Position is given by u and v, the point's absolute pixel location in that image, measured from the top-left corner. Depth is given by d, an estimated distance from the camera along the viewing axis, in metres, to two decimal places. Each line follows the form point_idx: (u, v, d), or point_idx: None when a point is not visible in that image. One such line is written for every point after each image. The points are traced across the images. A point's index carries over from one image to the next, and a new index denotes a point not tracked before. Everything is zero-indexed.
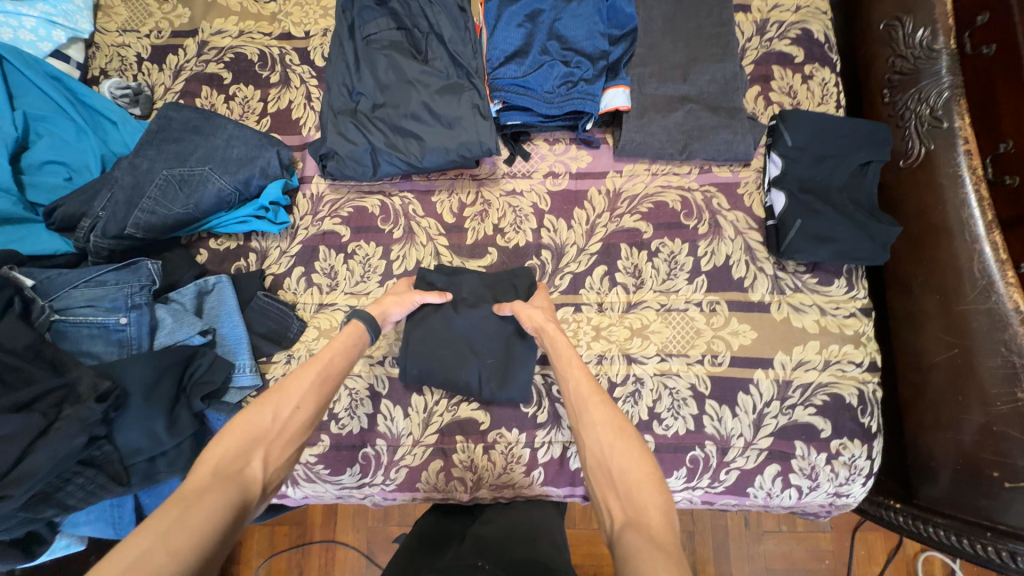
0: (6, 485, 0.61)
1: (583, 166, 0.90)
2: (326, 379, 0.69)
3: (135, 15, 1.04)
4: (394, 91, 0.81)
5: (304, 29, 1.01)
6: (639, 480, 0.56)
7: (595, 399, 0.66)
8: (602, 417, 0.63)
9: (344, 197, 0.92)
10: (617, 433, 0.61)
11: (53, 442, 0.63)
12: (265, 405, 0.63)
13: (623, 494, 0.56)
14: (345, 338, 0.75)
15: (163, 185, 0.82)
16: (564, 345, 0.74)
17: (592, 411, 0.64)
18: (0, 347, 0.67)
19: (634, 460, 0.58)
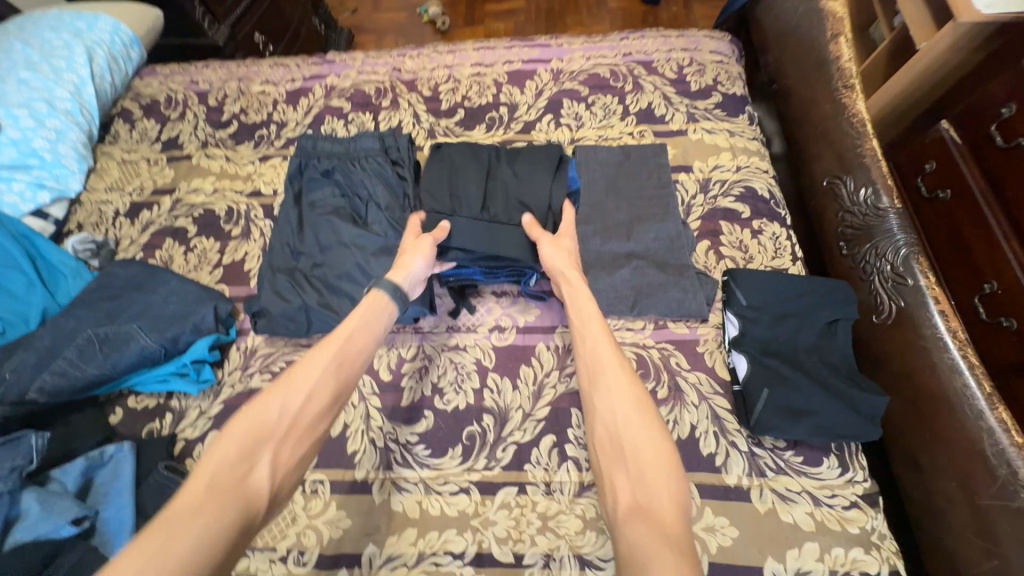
0: None
1: (530, 320, 0.87)
2: (345, 357, 0.66)
3: (125, 176, 1.13)
4: (331, 252, 0.81)
5: (273, 187, 1.08)
6: (652, 461, 0.56)
7: (617, 366, 0.65)
8: (625, 393, 0.62)
9: (278, 350, 0.87)
10: (641, 417, 0.60)
11: None
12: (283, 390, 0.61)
13: (635, 475, 0.56)
14: (370, 310, 0.71)
15: (83, 345, 0.79)
16: (587, 307, 0.72)
17: (628, 410, 0.61)
18: None
19: (653, 450, 0.57)
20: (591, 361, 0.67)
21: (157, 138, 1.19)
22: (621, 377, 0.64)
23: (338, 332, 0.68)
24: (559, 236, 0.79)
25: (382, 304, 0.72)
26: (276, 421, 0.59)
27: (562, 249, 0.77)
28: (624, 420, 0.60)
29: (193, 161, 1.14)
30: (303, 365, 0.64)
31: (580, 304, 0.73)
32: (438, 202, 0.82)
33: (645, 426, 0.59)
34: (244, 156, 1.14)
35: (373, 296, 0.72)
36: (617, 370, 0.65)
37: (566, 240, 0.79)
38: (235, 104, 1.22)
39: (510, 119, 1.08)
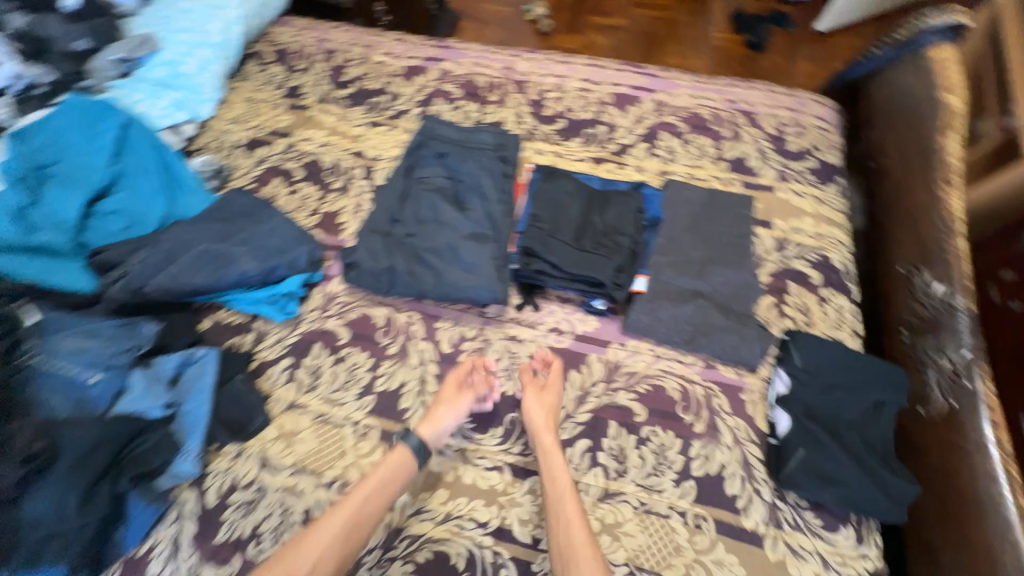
0: None
1: (588, 330, 0.91)
2: (357, 520, 0.71)
3: (248, 113, 1.25)
4: (428, 227, 0.88)
5: (376, 153, 1.16)
6: None
7: (586, 550, 0.67)
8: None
9: (356, 302, 0.96)
10: None
11: None
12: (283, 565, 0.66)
13: None
14: (391, 468, 0.75)
15: (195, 256, 0.88)
16: (559, 471, 0.75)
17: None
18: None
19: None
20: (560, 522, 0.70)
21: (283, 84, 1.30)
22: (589, 558, 0.67)
23: (360, 488, 0.73)
24: (543, 390, 0.82)
25: (406, 469, 0.76)
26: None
27: (542, 400, 0.81)
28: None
29: (310, 112, 1.24)
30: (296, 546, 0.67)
31: (552, 461, 0.76)
32: (542, 210, 0.89)
33: None
34: (356, 118, 1.23)
35: (396, 453, 0.77)
36: (577, 524, 0.69)
37: (549, 393, 0.82)
38: (356, 69, 1.32)
39: (607, 138, 1.13)
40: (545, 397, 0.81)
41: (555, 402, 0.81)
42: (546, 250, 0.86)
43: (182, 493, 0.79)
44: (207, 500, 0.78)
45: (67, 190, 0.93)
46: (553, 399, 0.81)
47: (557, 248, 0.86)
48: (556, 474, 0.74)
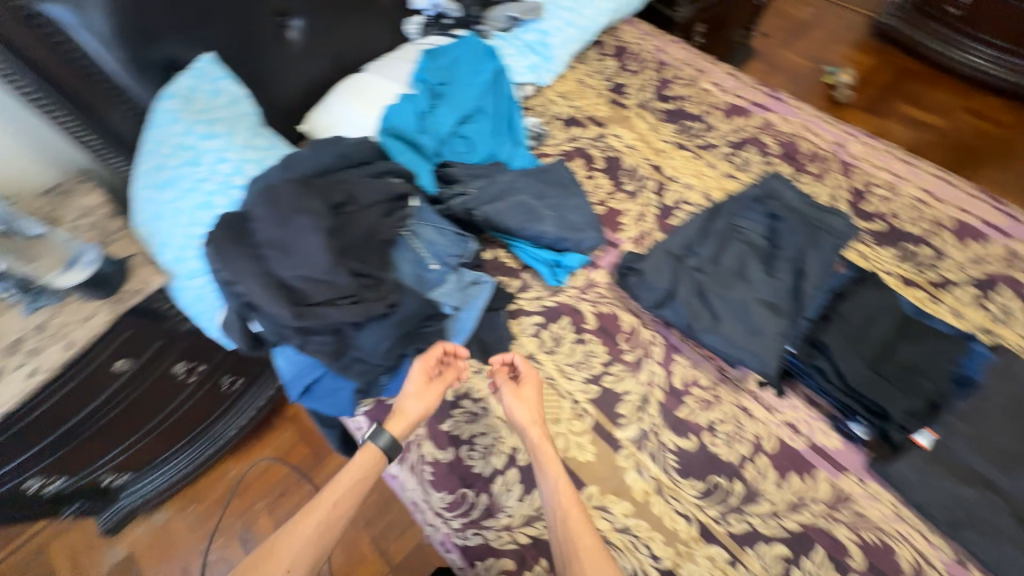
0: (303, 313, 0.76)
1: (828, 445, 0.85)
2: (331, 520, 0.73)
3: (576, 93, 1.38)
4: (726, 273, 0.91)
5: (673, 173, 1.21)
6: None
7: (575, 512, 0.73)
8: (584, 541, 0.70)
9: (611, 298, 1.02)
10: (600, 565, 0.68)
11: (348, 310, 0.79)
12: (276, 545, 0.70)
13: None
14: (360, 466, 0.79)
15: (515, 203, 1.03)
16: (551, 457, 0.78)
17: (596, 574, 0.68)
18: (377, 231, 0.88)
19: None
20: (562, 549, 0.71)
21: (611, 79, 1.41)
22: (580, 525, 0.72)
23: (327, 492, 0.76)
24: (519, 386, 0.85)
25: (375, 459, 0.79)
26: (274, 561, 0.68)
27: (518, 394, 0.84)
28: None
29: (627, 112, 1.33)
30: (292, 530, 0.71)
31: (544, 478, 0.76)
32: (854, 316, 0.85)
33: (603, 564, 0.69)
34: (665, 134, 1.29)
35: (365, 453, 0.80)
36: (574, 540, 0.70)
37: (528, 388, 0.85)
38: (683, 89, 1.37)
39: (930, 264, 1.01)
40: (527, 390, 0.84)
41: (535, 394, 0.84)
42: (841, 353, 0.82)
43: None
44: (445, 393, 0.93)
45: (447, 109, 1.16)
46: (532, 394, 0.84)
47: (853, 360, 0.82)
48: (551, 494, 0.75)
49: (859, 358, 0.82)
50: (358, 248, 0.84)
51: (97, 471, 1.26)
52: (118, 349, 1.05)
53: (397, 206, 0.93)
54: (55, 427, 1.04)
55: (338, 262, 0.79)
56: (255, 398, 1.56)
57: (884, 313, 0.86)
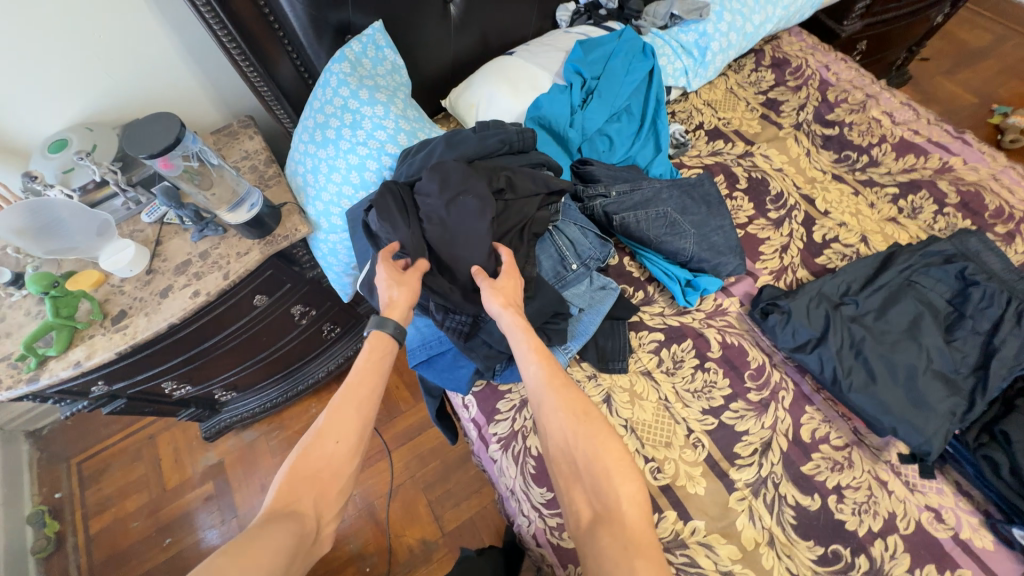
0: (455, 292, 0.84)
1: (976, 544, 0.76)
2: (363, 400, 0.69)
3: (724, 103, 1.30)
4: (891, 332, 0.83)
5: (826, 206, 1.10)
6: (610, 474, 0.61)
7: (563, 395, 0.67)
8: (569, 421, 0.65)
9: (740, 331, 0.97)
10: (586, 440, 0.64)
11: None
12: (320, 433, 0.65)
13: (592, 497, 0.61)
14: (381, 348, 0.74)
15: (659, 214, 0.99)
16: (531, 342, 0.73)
17: (587, 449, 0.63)
18: (529, 223, 0.90)
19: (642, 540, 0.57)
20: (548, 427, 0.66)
21: (765, 93, 1.31)
22: (565, 404, 0.66)
23: (352, 378, 0.70)
24: (501, 276, 0.81)
25: (390, 341, 0.75)
26: (326, 439, 0.65)
27: (499, 280, 0.80)
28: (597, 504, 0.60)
29: (779, 132, 1.23)
30: (333, 412, 0.66)
31: (525, 358, 0.72)
32: None
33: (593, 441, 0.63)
34: (820, 162, 1.18)
35: (378, 337, 0.74)
36: (559, 414, 0.66)
37: (508, 278, 0.80)
38: (848, 114, 1.24)
39: None
40: (506, 276, 0.81)
41: (517, 276, 0.82)
42: (1022, 448, 0.76)
43: None
44: None
45: (597, 105, 1.12)
46: (506, 283, 0.80)
47: None
48: (533, 377, 0.70)
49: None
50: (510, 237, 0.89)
51: (213, 386, 1.35)
52: (258, 287, 1.15)
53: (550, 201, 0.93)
54: (196, 344, 1.14)
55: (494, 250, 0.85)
56: (346, 347, 1.61)
57: None
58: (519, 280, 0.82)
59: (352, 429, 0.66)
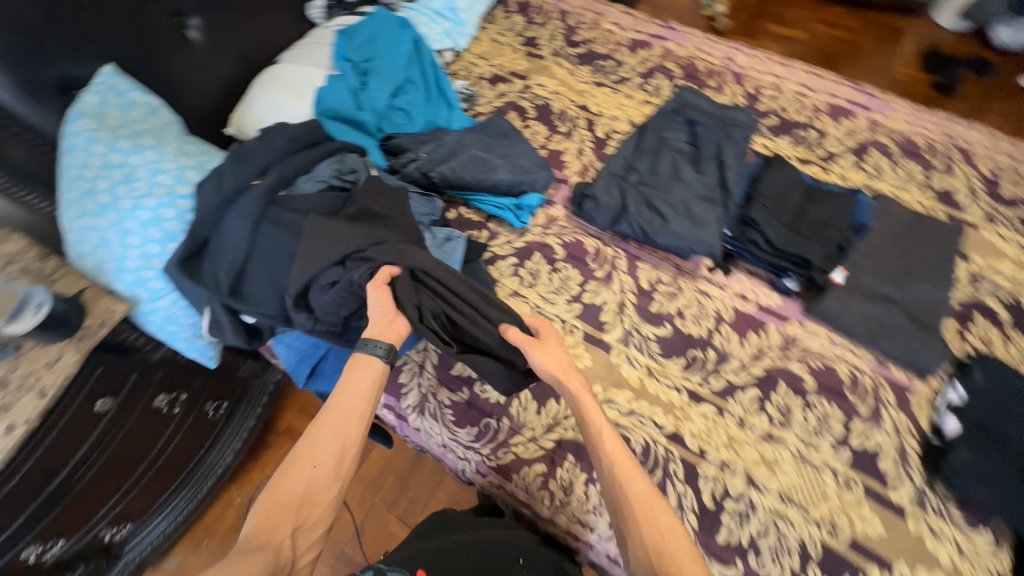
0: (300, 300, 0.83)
1: (771, 304, 1.02)
2: (340, 420, 0.73)
3: (493, 52, 1.45)
4: (662, 179, 1.04)
5: (599, 109, 1.32)
6: (649, 508, 0.70)
7: (625, 463, 0.73)
8: (622, 474, 0.72)
9: (572, 228, 1.13)
10: (633, 487, 0.71)
11: None
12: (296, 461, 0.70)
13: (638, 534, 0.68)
14: (364, 374, 0.77)
15: (469, 159, 1.11)
16: (593, 410, 0.78)
17: (632, 495, 0.71)
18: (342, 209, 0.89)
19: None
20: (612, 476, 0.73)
21: (522, 33, 1.49)
22: (626, 472, 0.72)
23: (330, 407, 0.74)
24: (542, 340, 0.83)
25: (374, 366, 0.77)
26: (302, 466, 0.69)
27: (550, 349, 0.82)
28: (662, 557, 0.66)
29: (544, 62, 1.42)
30: (312, 439, 0.71)
31: (608, 442, 0.75)
32: (769, 192, 1.02)
33: (637, 487, 0.71)
34: (583, 76, 1.39)
35: (360, 357, 0.78)
36: (607, 463, 0.73)
37: (551, 343, 0.83)
38: (588, 33, 1.47)
39: (817, 144, 1.21)
40: (550, 341, 0.83)
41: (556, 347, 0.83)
42: (765, 223, 0.99)
43: None
44: None
45: (378, 84, 1.18)
46: (554, 347, 0.82)
47: (774, 224, 0.99)
48: (601, 444, 0.75)
49: (779, 224, 0.99)
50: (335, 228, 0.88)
51: (96, 529, 1.14)
52: (96, 388, 1.00)
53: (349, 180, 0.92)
54: (42, 488, 0.95)
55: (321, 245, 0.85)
56: (244, 419, 1.48)
57: (789, 184, 1.03)
58: (556, 339, 0.85)
59: (331, 456, 0.71)
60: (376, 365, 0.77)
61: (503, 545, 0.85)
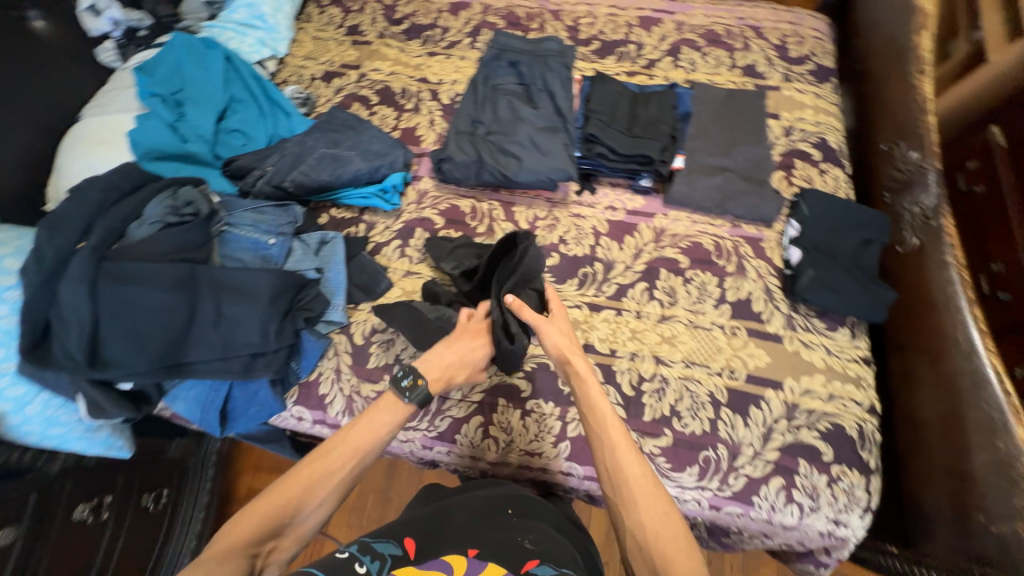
0: (179, 350, 0.82)
1: (636, 206, 1.13)
2: (357, 454, 0.72)
3: (318, 50, 1.40)
4: (505, 123, 1.10)
5: (439, 78, 1.34)
6: (648, 498, 0.69)
7: (629, 454, 0.73)
8: (627, 466, 0.71)
9: (445, 195, 1.15)
10: (642, 479, 0.70)
11: (207, 326, 0.84)
12: (299, 482, 0.69)
13: (642, 529, 0.67)
14: (391, 418, 0.76)
15: (319, 158, 1.08)
16: (596, 391, 0.79)
17: (633, 488, 0.70)
18: (190, 245, 0.87)
19: (682, 558, 0.64)
20: (607, 453, 0.73)
21: (342, 24, 1.45)
22: (630, 462, 0.72)
23: (352, 436, 0.73)
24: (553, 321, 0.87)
25: (405, 407, 0.77)
26: (298, 498, 0.68)
27: (562, 331, 0.86)
28: (651, 531, 0.67)
29: (373, 47, 1.41)
30: (327, 461, 0.70)
31: (611, 425, 0.75)
32: (600, 106, 1.11)
33: (644, 481, 0.70)
34: (414, 51, 1.39)
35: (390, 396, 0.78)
36: (615, 453, 0.73)
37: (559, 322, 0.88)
38: (407, 7, 1.46)
39: (637, 55, 1.32)
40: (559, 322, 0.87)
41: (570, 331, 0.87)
42: (602, 134, 1.08)
43: (335, 336, 1.00)
44: (356, 340, 1.00)
45: (199, 111, 1.11)
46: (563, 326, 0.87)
47: (611, 132, 1.08)
48: (606, 431, 0.75)
49: (615, 131, 1.08)
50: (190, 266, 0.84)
51: None
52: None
53: (186, 213, 0.88)
54: None
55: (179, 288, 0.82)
56: (196, 500, 1.35)
57: (614, 94, 1.13)
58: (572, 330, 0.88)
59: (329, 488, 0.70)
60: (400, 405, 0.77)
61: (492, 499, 0.85)
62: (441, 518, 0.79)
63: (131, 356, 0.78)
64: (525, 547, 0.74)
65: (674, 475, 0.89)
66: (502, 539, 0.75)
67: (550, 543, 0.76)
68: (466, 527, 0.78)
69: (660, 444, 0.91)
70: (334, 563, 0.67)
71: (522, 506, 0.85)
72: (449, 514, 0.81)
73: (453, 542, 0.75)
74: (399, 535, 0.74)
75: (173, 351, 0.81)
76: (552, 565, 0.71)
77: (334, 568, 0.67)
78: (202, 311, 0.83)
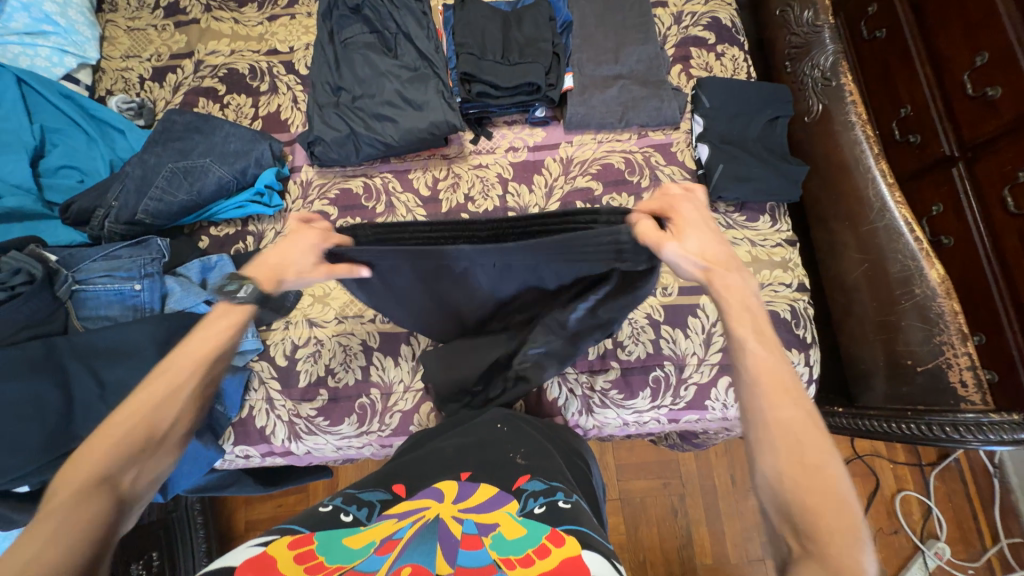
0: (69, 435, 0.73)
1: (538, 141, 1.04)
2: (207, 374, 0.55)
3: (137, 43, 1.17)
4: (370, 84, 0.98)
5: (289, 45, 1.15)
6: (806, 454, 0.46)
7: (783, 386, 0.49)
8: (782, 403, 0.48)
9: (331, 181, 1.03)
10: (804, 427, 0.47)
11: (90, 401, 0.75)
12: (140, 412, 0.50)
13: (797, 487, 0.44)
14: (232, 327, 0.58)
15: (168, 175, 0.93)
16: (738, 302, 0.55)
17: (784, 428, 0.47)
18: (37, 320, 0.78)
19: (831, 504, 0.43)
20: (749, 371, 0.51)
21: (157, 4, 1.20)
22: (786, 398, 0.48)
23: (190, 353, 0.54)
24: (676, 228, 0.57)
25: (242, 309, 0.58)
26: (150, 416, 0.50)
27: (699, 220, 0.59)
28: (794, 470, 0.45)
29: (202, 25, 1.18)
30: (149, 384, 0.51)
31: (751, 346, 0.52)
32: (470, 40, 1.00)
33: (805, 431, 0.47)
34: (251, 17, 1.18)
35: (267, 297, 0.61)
36: (759, 382, 0.50)
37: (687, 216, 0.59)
38: None
39: None
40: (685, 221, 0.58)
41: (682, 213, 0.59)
42: (478, 72, 0.98)
43: (255, 365, 0.92)
44: (279, 362, 0.93)
45: (5, 155, 0.92)
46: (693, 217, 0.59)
47: (488, 67, 0.98)
48: (748, 352, 0.52)
49: (490, 64, 0.98)
50: (52, 348, 0.75)
51: None
52: None
53: (11, 284, 0.77)
54: None
55: (42, 374, 0.73)
56: (194, 552, 1.15)
57: (482, 22, 1.02)
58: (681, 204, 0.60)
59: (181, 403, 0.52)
60: (234, 310, 0.58)
61: (473, 426, 0.71)
62: (425, 456, 0.64)
63: (7, 460, 0.69)
64: (515, 464, 0.60)
65: (629, 403, 0.90)
66: (490, 457, 0.62)
67: (541, 459, 0.63)
68: (461, 456, 0.62)
69: (610, 378, 0.91)
70: (314, 517, 0.51)
71: (512, 421, 0.72)
72: (436, 449, 0.66)
73: (441, 471, 0.60)
74: (387, 484, 0.58)
75: (64, 440, 0.73)
76: (543, 478, 0.57)
77: (316, 522, 0.50)
78: (78, 386, 0.75)
